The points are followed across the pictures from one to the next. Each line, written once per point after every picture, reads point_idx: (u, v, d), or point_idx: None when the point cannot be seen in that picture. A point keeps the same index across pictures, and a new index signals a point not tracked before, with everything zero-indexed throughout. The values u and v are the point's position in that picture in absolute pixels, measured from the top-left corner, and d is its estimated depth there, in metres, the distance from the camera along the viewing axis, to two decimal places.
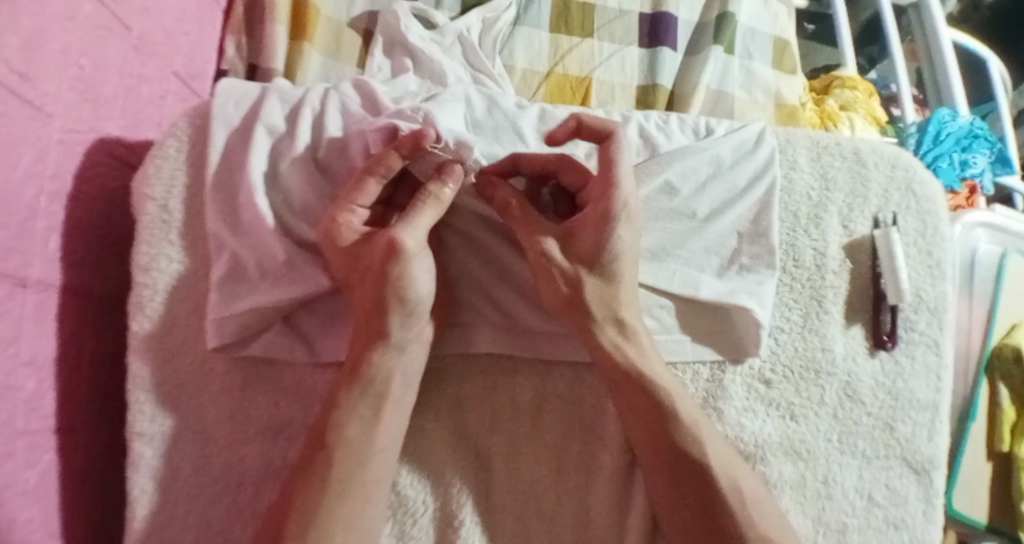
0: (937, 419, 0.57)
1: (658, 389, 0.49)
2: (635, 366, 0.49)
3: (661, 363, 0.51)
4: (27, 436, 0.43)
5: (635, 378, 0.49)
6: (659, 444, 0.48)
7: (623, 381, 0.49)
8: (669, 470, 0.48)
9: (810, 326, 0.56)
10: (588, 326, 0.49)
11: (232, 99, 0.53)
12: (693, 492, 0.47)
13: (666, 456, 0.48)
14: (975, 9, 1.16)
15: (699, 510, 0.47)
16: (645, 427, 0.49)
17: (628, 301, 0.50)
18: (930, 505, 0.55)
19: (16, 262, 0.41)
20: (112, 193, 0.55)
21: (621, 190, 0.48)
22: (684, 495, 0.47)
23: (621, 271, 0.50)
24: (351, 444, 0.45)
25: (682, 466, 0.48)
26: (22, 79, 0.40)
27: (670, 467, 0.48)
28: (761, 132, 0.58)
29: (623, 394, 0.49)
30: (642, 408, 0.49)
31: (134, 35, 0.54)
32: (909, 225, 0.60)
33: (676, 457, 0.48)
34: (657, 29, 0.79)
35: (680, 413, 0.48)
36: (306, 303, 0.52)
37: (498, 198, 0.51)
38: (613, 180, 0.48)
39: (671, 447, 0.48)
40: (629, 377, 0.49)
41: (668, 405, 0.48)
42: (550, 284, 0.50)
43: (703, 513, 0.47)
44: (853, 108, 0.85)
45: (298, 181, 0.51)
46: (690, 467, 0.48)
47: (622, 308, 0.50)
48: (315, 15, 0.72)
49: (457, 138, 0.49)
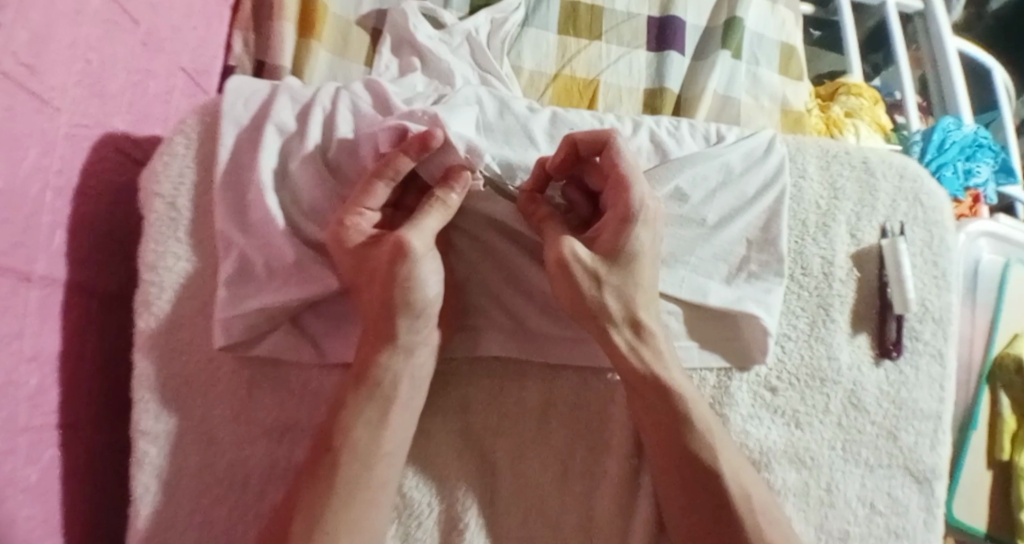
0: (940, 429, 0.57)
1: (669, 395, 0.49)
2: (651, 368, 0.49)
3: (678, 369, 0.51)
4: (30, 433, 0.42)
5: (650, 380, 0.49)
6: (669, 449, 0.49)
7: (635, 385, 0.49)
8: (678, 475, 0.48)
9: (816, 334, 0.56)
10: (602, 329, 0.49)
11: (242, 96, 0.53)
12: (700, 496, 0.48)
13: (674, 461, 0.49)
14: (978, 19, 1.17)
15: (706, 516, 0.47)
16: (657, 432, 0.49)
17: (645, 303, 0.50)
18: (931, 514, 0.55)
19: (21, 257, 0.41)
20: (118, 189, 0.55)
21: (635, 189, 0.48)
22: (691, 500, 0.48)
23: (639, 273, 0.50)
24: (356, 448, 0.44)
25: (689, 472, 0.48)
26: (30, 72, 0.40)
27: (678, 473, 0.48)
28: (771, 140, 0.58)
29: (639, 397, 0.50)
30: (655, 414, 0.49)
31: (141, 30, 0.53)
32: (916, 235, 0.60)
33: (685, 462, 0.48)
34: (665, 32, 0.78)
35: (689, 419, 0.49)
36: (314, 304, 0.52)
37: (535, 212, 0.51)
38: (625, 183, 0.48)
39: (682, 452, 0.48)
40: (641, 380, 0.49)
41: (677, 411, 0.49)
42: (565, 283, 0.49)
43: (711, 519, 0.47)
44: (858, 115, 0.84)
45: (309, 182, 0.51)
46: (699, 472, 0.48)
47: (640, 311, 0.50)
48: (323, 12, 0.71)
49: (468, 146, 0.49)
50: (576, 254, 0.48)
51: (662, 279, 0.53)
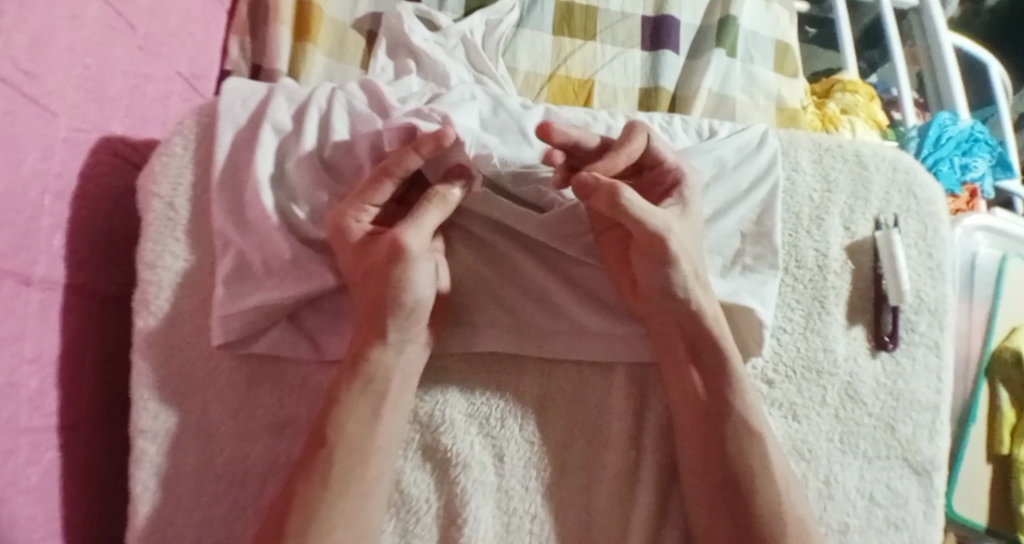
0: (938, 419, 0.57)
1: (704, 365, 0.51)
2: (716, 331, 0.51)
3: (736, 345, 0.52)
4: (31, 435, 0.43)
5: (697, 347, 0.51)
6: (703, 433, 0.49)
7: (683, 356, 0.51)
8: (715, 456, 0.48)
9: (812, 326, 0.56)
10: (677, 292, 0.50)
11: (240, 97, 0.54)
12: (729, 474, 0.48)
13: (709, 441, 0.49)
14: (975, 16, 1.18)
15: (732, 498, 0.47)
16: (691, 411, 0.50)
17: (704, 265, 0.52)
18: (931, 505, 0.55)
19: (21, 260, 0.42)
20: (116, 191, 0.55)
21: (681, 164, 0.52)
22: (727, 477, 0.47)
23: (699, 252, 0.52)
24: (350, 441, 0.45)
25: (723, 451, 0.48)
26: (29, 77, 0.40)
27: (711, 454, 0.48)
28: (763, 134, 0.58)
29: (695, 367, 0.51)
30: (689, 391, 0.51)
31: (139, 35, 0.54)
32: (910, 227, 0.60)
33: (717, 441, 0.48)
34: (660, 32, 0.79)
35: (717, 401, 0.50)
36: (313, 302, 0.53)
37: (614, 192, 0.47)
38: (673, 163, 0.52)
39: (708, 435, 0.49)
40: (681, 345, 0.51)
41: (724, 388, 0.50)
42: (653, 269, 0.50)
43: (732, 497, 0.47)
44: (853, 112, 0.84)
45: (305, 180, 0.52)
46: (722, 455, 0.48)
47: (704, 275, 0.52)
48: (319, 16, 0.72)
49: (479, 150, 0.52)
50: (682, 235, 0.50)
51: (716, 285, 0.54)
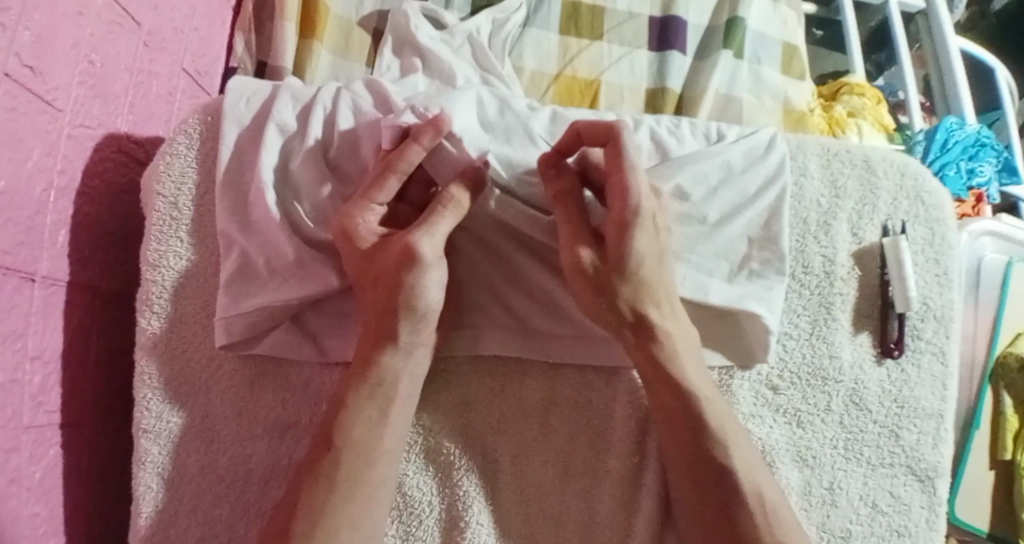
0: (943, 427, 0.57)
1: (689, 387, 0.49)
2: (666, 365, 0.49)
3: (694, 367, 0.50)
4: (34, 432, 0.43)
5: (666, 377, 0.49)
6: (685, 449, 0.49)
7: (656, 381, 0.49)
8: (689, 479, 0.48)
9: (818, 332, 0.56)
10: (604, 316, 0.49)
11: (244, 95, 0.53)
12: (709, 492, 0.47)
13: (688, 458, 0.48)
14: (982, 17, 1.17)
15: (719, 508, 0.47)
16: (672, 434, 0.49)
17: (654, 295, 0.49)
18: (934, 512, 0.55)
19: (25, 257, 0.41)
20: (120, 188, 0.55)
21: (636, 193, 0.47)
22: (700, 498, 0.48)
23: (651, 278, 0.49)
24: (355, 445, 0.44)
25: (706, 467, 0.48)
26: (34, 73, 0.40)
27: (694, 471, 0.48)
28: (773, 137, 0.57)
29: (655, 395, 0.50)
30: (670, 416, 0.49)
31: (144, 31, 0.53)
32: (918, 234, 0.60)
33: (698, 458, 0.48)
34: (666, 32, 0.78)
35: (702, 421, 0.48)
36: (316, 303, 0.52)
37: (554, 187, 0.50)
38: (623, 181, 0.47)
39: (689, 452, 0.48)
40: (662, 376, 0.49)
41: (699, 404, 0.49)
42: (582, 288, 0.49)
43: (717, 516, 0.47)
44: (861, 115, 0.84)
45: (310, 179, 0.51)
46: (710, 465, 0.48)
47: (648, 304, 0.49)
48: (324, 13, 0.72)
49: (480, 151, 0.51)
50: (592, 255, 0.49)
51: (711, 290, 0.53)
